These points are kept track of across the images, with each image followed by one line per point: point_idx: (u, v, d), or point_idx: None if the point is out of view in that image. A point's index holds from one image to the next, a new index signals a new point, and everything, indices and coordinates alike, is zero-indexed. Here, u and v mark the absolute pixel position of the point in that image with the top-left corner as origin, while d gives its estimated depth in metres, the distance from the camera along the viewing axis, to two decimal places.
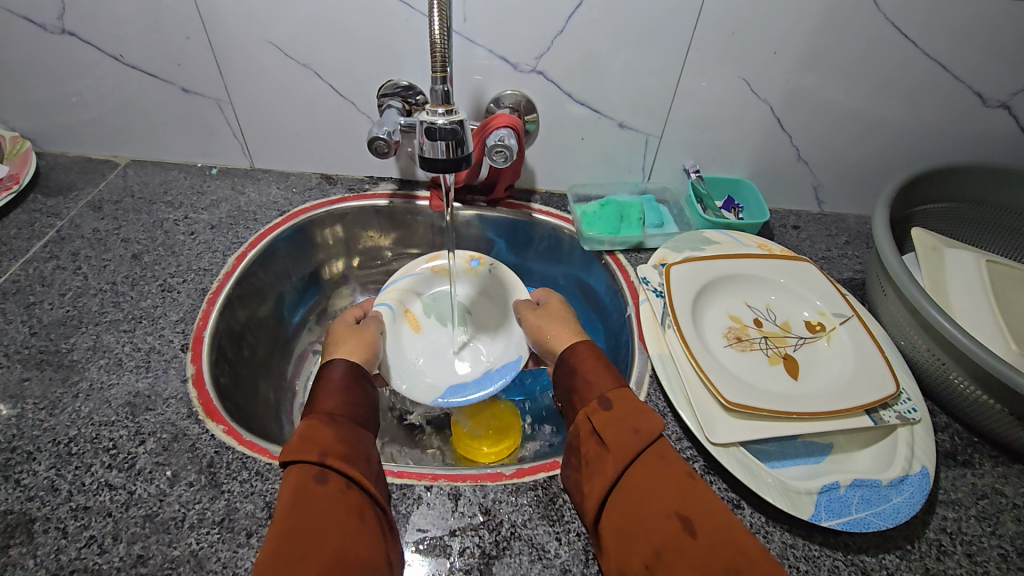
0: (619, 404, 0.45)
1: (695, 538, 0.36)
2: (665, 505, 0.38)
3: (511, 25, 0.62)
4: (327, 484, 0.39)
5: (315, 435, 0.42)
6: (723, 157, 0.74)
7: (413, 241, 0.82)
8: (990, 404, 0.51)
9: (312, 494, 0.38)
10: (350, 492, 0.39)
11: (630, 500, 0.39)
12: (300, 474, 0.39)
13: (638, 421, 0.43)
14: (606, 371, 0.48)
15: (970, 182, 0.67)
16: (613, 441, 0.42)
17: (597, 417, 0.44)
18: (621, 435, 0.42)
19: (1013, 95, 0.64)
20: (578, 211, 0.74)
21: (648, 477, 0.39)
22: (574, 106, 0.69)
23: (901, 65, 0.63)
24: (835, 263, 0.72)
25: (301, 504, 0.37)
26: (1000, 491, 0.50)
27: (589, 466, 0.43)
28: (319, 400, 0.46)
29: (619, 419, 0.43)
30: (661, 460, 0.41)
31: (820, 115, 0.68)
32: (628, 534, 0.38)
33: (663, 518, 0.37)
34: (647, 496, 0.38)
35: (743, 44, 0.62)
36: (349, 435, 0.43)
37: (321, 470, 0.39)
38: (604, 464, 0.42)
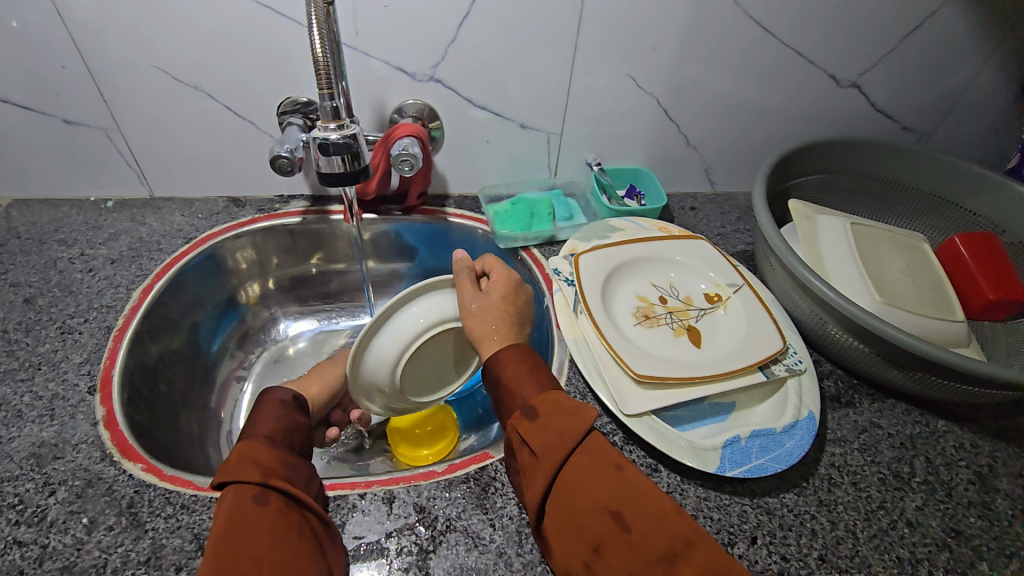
0: (544, 409, 0.46)
1: (629, 532, 0.39)
2: (597, 504, 0.41)
3: (403, 37, 0.64)
4: (263, 501, 0.40)
5: (253, 459, 0.43)
6: (620, 149, 0.79)
7: (336, 258, 0.81)
8: (861, 350, 0.57)
9: (250, 515, 0.39)
10: (289, 512, 0.41)
11: (567, 504, 0.42)
12: (237, 492, 0.40)
13: (563, 424, 0.45)
14: (530, 378, 0.50)
15: (835, 154, 0.75)
16: (540, 445, 0.44)
17: (524, 425, 0.46)
18: (548, 444, 0.44)
19: (860, 75, 0.72)
20: (490, 212, 0.76)
21: (579, 478, 0.42)
22: (475, 111, 0.72)
23: (764, 54, 0.70)
24: (729, 238, 0.78)
25: (239, 521, 0.38)
26: (877, 424, 0.57)
27: (525, 473, 0.45)
28: (250, 430, 0.48)
29: (544, 427, 0.45)
30: (591, 455, 0.43)
31: (702, 103, 0.74)
32: (569, 534, 0.41)
33: (598, 519, 0.40)
34: (580, 497, 0.41)
35: (623, 42, 0.67)
36: (281, 456, 0.45)
37: (259, 491, 0.41)
38: (536, 471, 0.44)
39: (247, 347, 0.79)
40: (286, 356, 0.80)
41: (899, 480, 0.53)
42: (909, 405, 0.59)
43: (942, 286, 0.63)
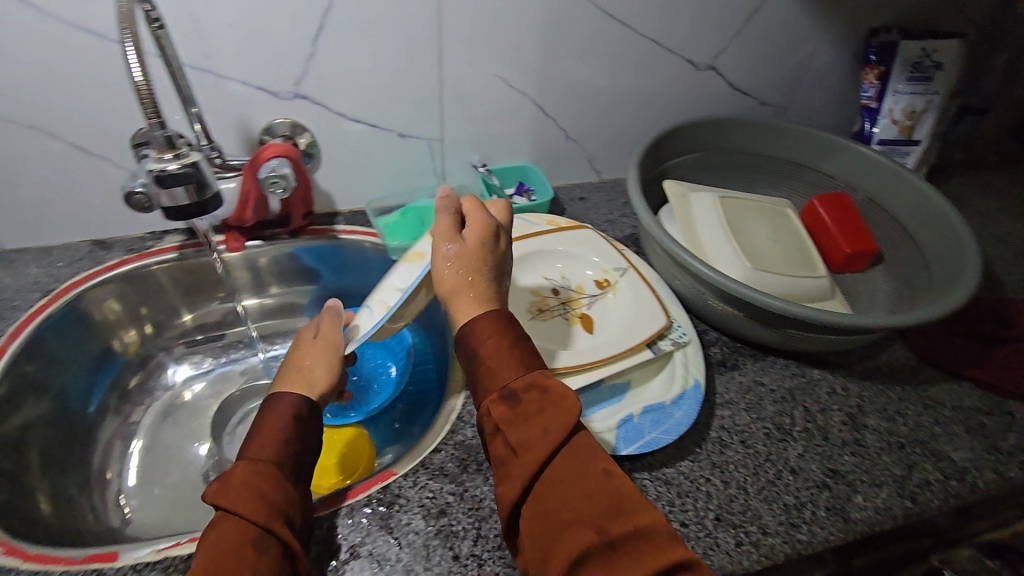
0: (527, 398, 0.42)
1: (610, 551, 0.37)
2: (578, 510, 0.38)
3: (256, 55, 0.61)
4: (256, 547, 0.38)
5: (260, 493, 0.41)
6: (503, 148, 0.80)
7: (235, 287, 0.77)
8: (738, 316, 0.61)
9: (240, 561, 0.37)
10: (278, 558, 0.39)
11: (544, 508, 0.39)
12: (222, 530, 0.38)
13: (550, 420, 0.41)
14: (511, 358, 0.44)
15: (703, 133, 0.79)
16: (516, 439, 0.40)
17: (498, 413, 0.42)
18: (529, 439, 0.40)
19: (715, 58, 0.77)
20: (379, 224, 0.75)
21: (561, 483, 0.39)
22: (348, 124, 0.70)
23: (624, 44, 0.72)
24: (617, 223, 0.81)
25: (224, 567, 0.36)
26: (760, 382, 0.61)
27: (501, 465, 0.42)
28: (266, 441, 0.45)
29: (526, 420, 0.41)
30: (577, 459, 0.40)
31: (574, 97, 0.76)
32: (544, 538, 0.38)
33: (581, 530, 0.37)
34: (557, 501, 0.38)
35: (487, 43, 0.67)
36: (284, 487, 0.43)
37: (258, 536, 0.38)
38: (513, 467, 0.40)
39: (133, 398, 0.73)
40: (181, 402, 0.75)
41: (782, 432, 0.56)
42: (787, 360, 0.64)
43: (805, 246, 0.69)
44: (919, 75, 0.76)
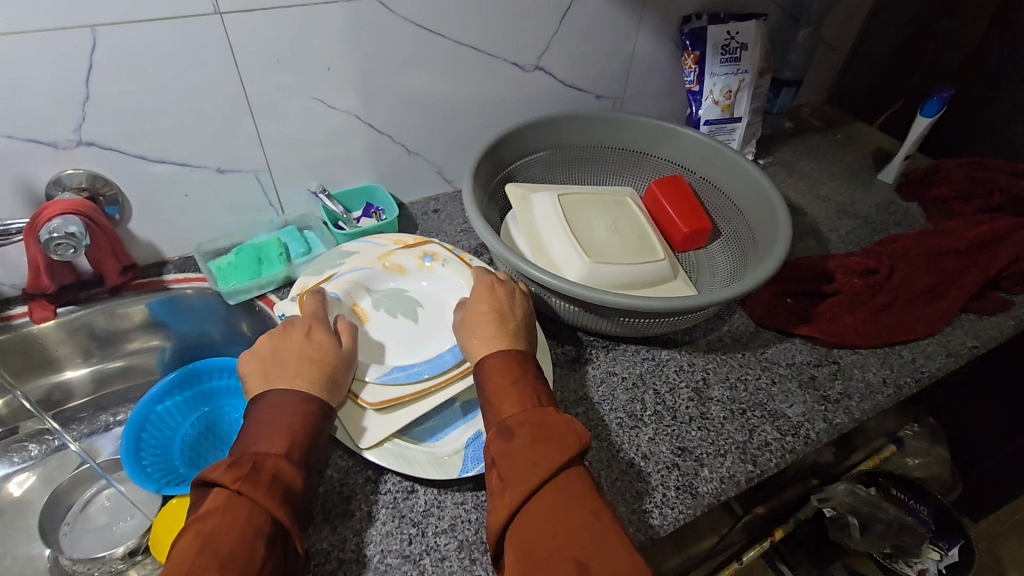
0: (521, 433, 0.44)
1: None
2: (564, 547, 0.38)
3: (14, 104, 0.54)
4: (253, 544, 0.38)
5: (268, 482, 0.41)
6: (342, 171, 0.76)
7: (57, 359, 0.69)
8: (580, 312, 0.61)
9: (233, 543, 0.37)
10: (275, 541, 0.39)
11: (531, 536, 0.39)
12: (230, 516, 0.38)
13: (544, 452, 0.42)
14: (514, 392, 0.47)
15: (543, 133, 0.80)
16: (512, 475, 0.42)
17: (501, 451, 0.43)
18: (520, 469, 0.42)
19: (540, 58, 0.78)
20: (211, 268, 0.69)
21: (545, 515, 0.40)
22: (154, 166, 0.64)
23: (444, 54, 0.71)
24: (472, 232, 0.80)
25: (220, 556, 0.37)
26: (612, 372, 0.62)
27: (492, 494, 0.43)
28: (282, 435, 0.44)
29: (522, 450, 0.43)
30: (568, 493, 0.41)
31: (405, 111, 0.75)
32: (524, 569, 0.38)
33: (563, 563, 0.38)
34: (545, 537, 0.39)
35: (292, 66, 0.64)
36: (297, 493, 0.42)
37: (261, 523, 0.39)
38: (502, 494, 0.41)
39: None
40: (6, 499, 0.67)
41: (634, 419, 0.58)
42: (637, 345, 0.65)
43: (643, 233, 0.71)
44: (729, 56, 0.81)
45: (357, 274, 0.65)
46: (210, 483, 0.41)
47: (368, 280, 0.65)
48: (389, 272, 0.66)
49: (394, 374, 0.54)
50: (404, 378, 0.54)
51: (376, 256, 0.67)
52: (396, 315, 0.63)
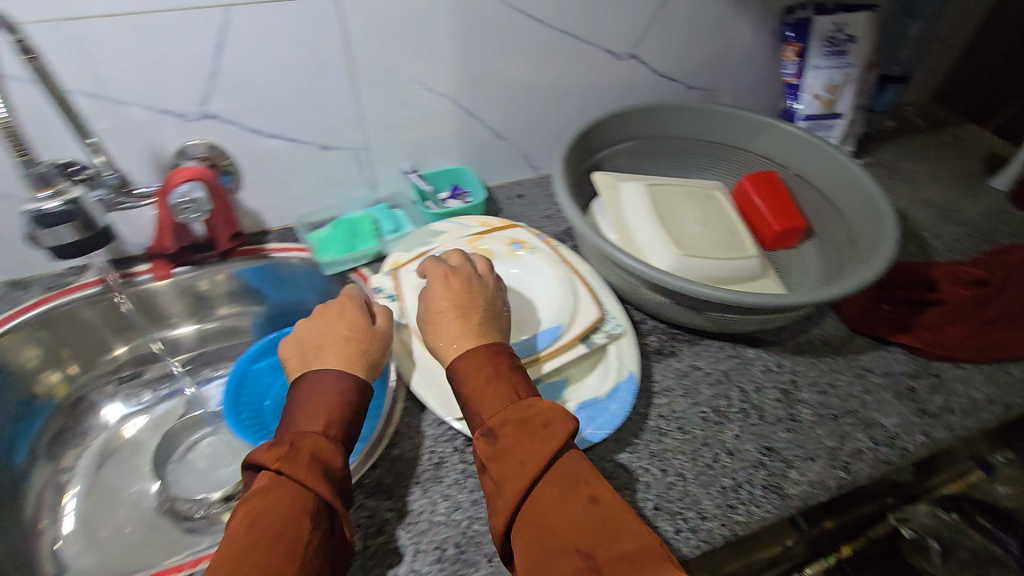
0: (503, 434, 0.45)
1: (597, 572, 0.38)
2: (564, 541, 0.40)
3: (154, 78, 0.59)
4: (300, 516, 0.40)
5: (305, 459, 0.43)
6: (434, 152, 0.79)
7: (170, 315, 0.75)
8: (668, 303, 0.61)
9: (279, 517, 0.40)
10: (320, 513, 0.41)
11: (535, 534, 0.40)
12: (274, 492, 0.41)
13: (530, 451, 0.44)
14: (492, 391, 0.48)
15: (632, 123, 0.79)
16: (504, 479, 0.43)
17: (487, 454, 0.45)
18: (510, 470, 0.43)
19: (635, 46, 0.77)
20: (311, 239, 0.73)
21: (546, 510, 0.41)
22: (266, 140, 0.68)
23: (540, 40, 0.72)
24: (555, 219, 0.81)
25: (270, 528, 0.39)
26: (697, 366, 0.62)
27: (491, 499, 0.44)
28: (315, 418, 0.47)
29: (508, 451, 0.44)
30: (561, 483, 0.42)
31: (498, 96, 0.76)
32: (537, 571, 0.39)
33: (568, 557, 0.39)
34: (546, 534, 0.40)
35: (397, 48, 0.66)
36: (338, 470, 0.45)
37: (303, 499, 0.41)
38: (501, 498, 0.43)
39: (67, 442, 0.70)
40: (121, 438, 0.73)
41: (719, 415, 0.57)
42: (723, 342, 0.64)
43: (734, 227, 0.69)
44: (835, 49, 0.78)
45: (448, 256, 0.67)
46: (256, 466, 0.44)
47: None
48: (478, 256, 0.67)
49: None
50: None
51: (466, 241, 0.69)
52: None
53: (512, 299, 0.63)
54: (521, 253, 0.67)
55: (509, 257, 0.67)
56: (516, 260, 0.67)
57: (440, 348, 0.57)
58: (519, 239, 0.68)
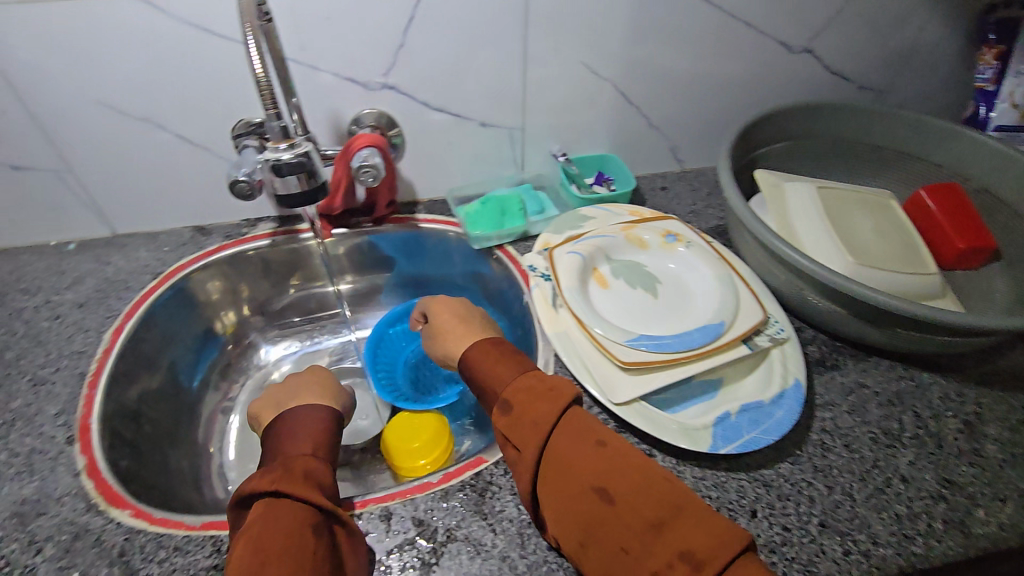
0: (519, 400, 0.47)
1: (616, 504, 0.41)
2: (582, 481, 0.42)
3: (348, 47, 0.62)
4: (309, 531, 0.40)
5: (296, 477, 0.43)
6: (585, 137, 0.78)
7: (322, 272, 0.80)
8: (837, 311, 0.58)
9: (281, 530, 0.39)
10: (319, 526, 0.41)
11: (556, 481, 0.43)
12: (281, 510, 0.40)
13: (539, 411, 0.46)
14: (503, 365, 0.52)
15: (797, 121, 0.75)
16: (522, 442, 0.45)
17: (506, 423, 0.47)
18: (524, 433, 0.45)
19: (812, 40, 0.73)
20: (461, 213, 0.75)
21: (562, 458, 0.44)
22: (434, 114, 0.71)
23: (714, 28, 0.70)
24: (702, 214, 0.78)
25: (281, 546, 0.38)
26: (863, 383, 0.58)
27: (514, 463, 0.47)
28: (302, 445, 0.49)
29: (518, 417, 0.46)
30: (572, 432, 0.45)
31: (660, 85, 0.74)
32: (566, 511, 0.42)
33: (587, 495, 0.42)
34: (565, 478, 0.43)
35: (571, 29, 0.66)
36: (328, 488, 0.45)
37: (306, 514, 0.41)
38: (523, 460, 0.45)
39: (229, 377, 0.77)
40: (272, 380, 0.79)
41: (890, 437, 0.54)
42: (892, 361, 0.60)
43: (912, 240, 0.64)
44: None
45: (602, 240, 0.66)
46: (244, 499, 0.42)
47: (610, 247, 0.66)
48: (632, 244, 0.67)
49: (644, 341, 0.56)
50: (656, 347, 0.55)
51: (620, 228, 0.68)
52: (637, 285, 0.63)
53: (668, 292, 0.63)
54: (677, 246, 0.66)
55: (663, 248, 0.66)
56: (671, 252, 0.66)
57: (600, 331, 0.56)
58: (674, 231, 0.67)
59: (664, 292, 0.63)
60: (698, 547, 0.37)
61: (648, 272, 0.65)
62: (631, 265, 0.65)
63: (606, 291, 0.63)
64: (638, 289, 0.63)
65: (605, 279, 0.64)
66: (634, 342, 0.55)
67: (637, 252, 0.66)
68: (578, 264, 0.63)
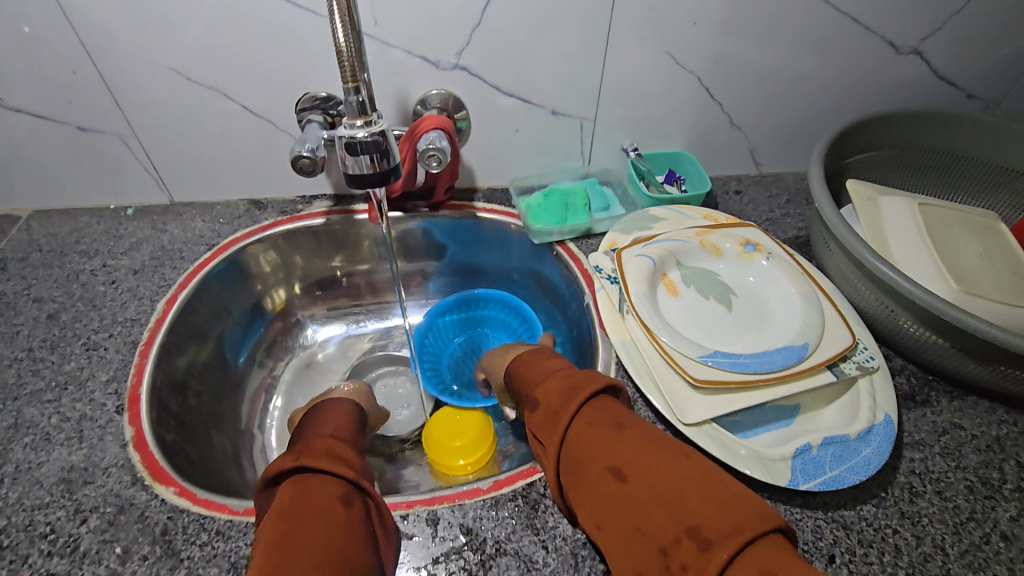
0: (545, 393, 0.45)
1: (631, 485, 0.36)
2: (598, 467, 0.37)
3: (423, 23, 0.59)
4: (342, 506, 0.37)
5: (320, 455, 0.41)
6: (659, 132, 0.74)
7: (374, 255, 0.78)
8: (937, 342, 0.52)
9: (312, 505, 0.36)
10: (349, 505, 0.38)
11: (575, 470, 0.39)
12: (312, 484, 0.38)
13: (561, 401, 0.42)
14: (544, 365, 0.49)
15: (895, 128, 0.69)
16: (545, 433, 0.42)
17: (536, 422, 0.44)
18: (548, 426, 0.42)
19: (923, 40, 0.66)
20: (523, 205, 0.72)
21: (580, 443, 0.39)
22: (503, 99, 0.67)
23: (816, 22, 0.64)
24: (779, 223, 0.73)
25: (314, 513, 0.35)
26: (959, 425, 0.52)
27: (542, 459, 0.43)
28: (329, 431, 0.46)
29: (546, 409, 0.43)
30: (592, 415, 0.41)
31: (747, 81, 0.69)
32: (587, 505, 0.37)
33: (603, 480, 0.37)
34: (583, 465, 0.38)
35: (660, 15, 0.61)
36: (362, 466, 0.43)
37: (338, 494, 0.38)
38: (547, 452, 0.41)
39: (276, 354, 0.76)
40: (317, 361, 0.78)
41: (989, 488, 0.48)
42: (992, 402, 0.54)
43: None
44: None
45: (674, 244, 0.62)
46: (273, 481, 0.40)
47: (682, 253, 0.62)
48: (706, 251, 0.62)
49: (719, 358, 0.51)
50: (732, 367, 0.50)
51: (694, 233, 0.63)
52: (710, 297, 0.59)
53: (743, 307, 0.58)
54: (756, 257, 0.61)
55: (740, 259, 0.62)
56: (748, 263, 0.62)
57: (672, 343, 0.52)
58: (752, 241, 0.63)
59: (738, 306, 0.58)
60: (716, 527, 0.31)
61: (722, 283, 0.60)
62: (704, 274, 0.61)
63: (676, 300, 0.59)
64: (711, 299, 0.59)
65: (675, 287, 0.60)
66: (707, 358, 0.51)
67: (711, 260, 0.62)
68: (649, 268, 0.59)
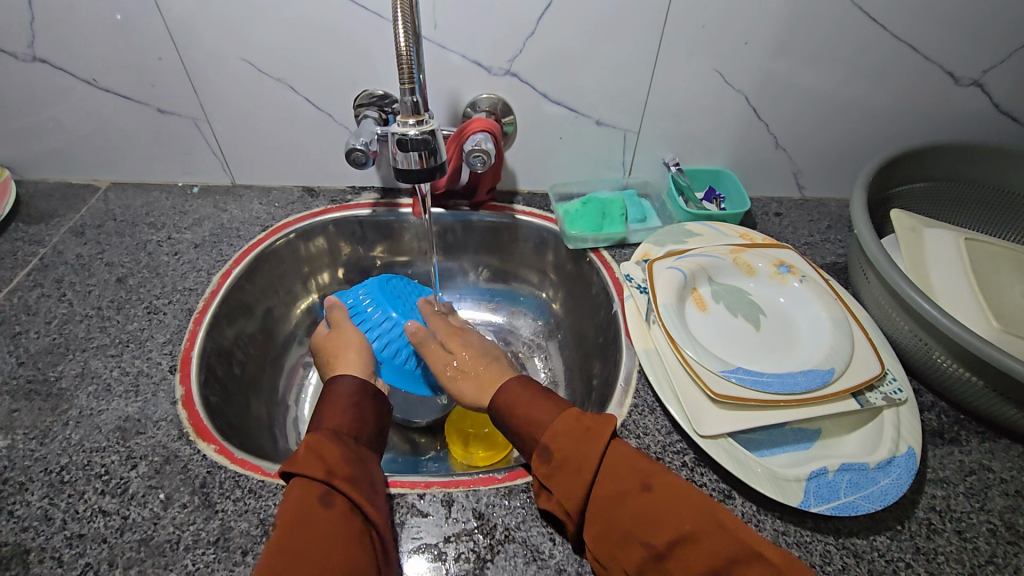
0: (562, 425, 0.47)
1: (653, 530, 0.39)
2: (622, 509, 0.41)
3: (479, 30, 0.62)
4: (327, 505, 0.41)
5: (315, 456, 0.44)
6: (702, 149, 0.74)
7: (414, 249, 0.82)
8: (971, 380, 0.51)
9: (308, 511, 0.40)
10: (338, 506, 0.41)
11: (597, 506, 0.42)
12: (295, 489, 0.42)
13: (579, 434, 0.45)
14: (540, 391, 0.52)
15: (947, 160, 0.68)
16: (563, 465, 0.45)
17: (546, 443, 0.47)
18: (566, 458, 0.45)
19: (985, 73, 0.65)
20: (560, 211, 0.74)
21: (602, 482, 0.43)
22: (550, 106, 0.69)
23: (871, 47, 0.63)
24: (818, 248, 0.73)
25: (301, 525, 0.39)
26: (988, 466, 0.51)
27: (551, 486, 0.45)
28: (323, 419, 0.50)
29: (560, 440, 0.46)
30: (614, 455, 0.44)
31: (795, 103, 0.69)
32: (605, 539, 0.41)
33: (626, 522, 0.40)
34: (607, 504, 0.42)
35: (711, 34, 0.62)
36: (350, 453, 0.46)
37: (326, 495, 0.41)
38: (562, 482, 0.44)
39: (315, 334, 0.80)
40: None
41: (1014, 533, 0.47)
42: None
43: None
44: None
45: (705, 259, 0.63)
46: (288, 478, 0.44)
47: (714, 269, 0.63)
48: (738, 269, 0.63)
49: (741, 374, 0.52)
50: (754, 385, 0.51)
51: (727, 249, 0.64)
52: (738, 314, 0.59)
53: (773, 327, 0.58)
54: (790, 279, 0.61)
55: (773, 279, 0.62)
56: (781, 284, 0.62)
57: (693, 355, 0.53)
58: (787, 262, 0.63)
59: (768, 325, 0.59)
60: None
61: (753, 301, 0.61)
62: (735, 291, 0.62)
63: (704, 314, 0.59)
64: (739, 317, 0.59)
65: (704, 301, 0.60)
66: (729, 374, 0.51)
67: (743, 279, 0.63)
68: (678, 280, 0.60)
